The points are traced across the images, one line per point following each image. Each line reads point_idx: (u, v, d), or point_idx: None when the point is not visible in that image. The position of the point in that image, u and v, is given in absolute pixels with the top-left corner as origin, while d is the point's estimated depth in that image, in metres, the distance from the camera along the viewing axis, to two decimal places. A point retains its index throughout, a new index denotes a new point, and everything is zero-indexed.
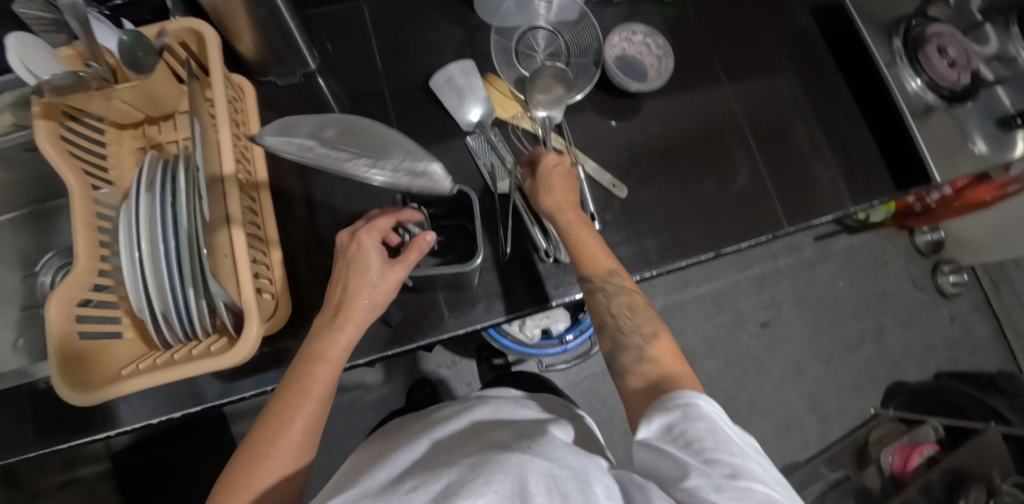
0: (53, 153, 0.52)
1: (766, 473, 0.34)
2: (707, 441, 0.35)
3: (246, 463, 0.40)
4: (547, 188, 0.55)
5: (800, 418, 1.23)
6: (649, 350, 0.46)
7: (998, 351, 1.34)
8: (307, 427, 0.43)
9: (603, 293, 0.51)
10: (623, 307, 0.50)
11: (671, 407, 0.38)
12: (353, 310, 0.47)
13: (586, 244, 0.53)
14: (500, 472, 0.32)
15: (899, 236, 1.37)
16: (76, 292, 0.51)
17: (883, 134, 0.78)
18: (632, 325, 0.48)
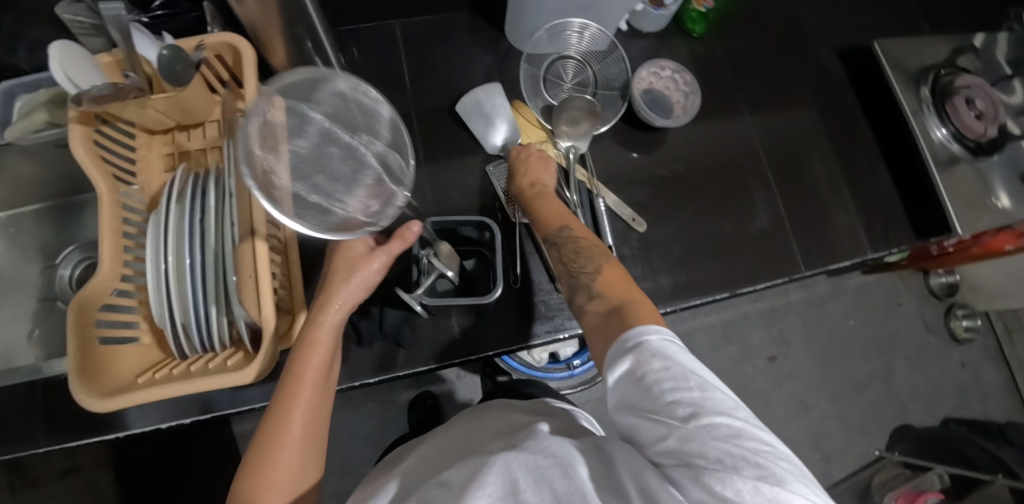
0: (86, 159, 0.53)
1: (729, 401, 0.34)
2: (665, 383, 0.34)
3: (254, 464, 0.41)
4: (519, 171, 0.59)
5: (803, 456, 1.22)
6: (598, 288, 0.46)
7: (1008, 400, 1.33)
8: (305, 436, 0.43)
9: (555, 244, 0.51)
10: (570, 253, 0.49)
11: (628, 352, 0.38)
12: (334, 311, 0.47)
13: (548, 209, 0.54)
14: (491, 473, 0.34)
15: (912, 277, 1.36)
16: (98, 298, 0.52)
17: (905, 181, 0.78)
18: (577, 267, 0.48)
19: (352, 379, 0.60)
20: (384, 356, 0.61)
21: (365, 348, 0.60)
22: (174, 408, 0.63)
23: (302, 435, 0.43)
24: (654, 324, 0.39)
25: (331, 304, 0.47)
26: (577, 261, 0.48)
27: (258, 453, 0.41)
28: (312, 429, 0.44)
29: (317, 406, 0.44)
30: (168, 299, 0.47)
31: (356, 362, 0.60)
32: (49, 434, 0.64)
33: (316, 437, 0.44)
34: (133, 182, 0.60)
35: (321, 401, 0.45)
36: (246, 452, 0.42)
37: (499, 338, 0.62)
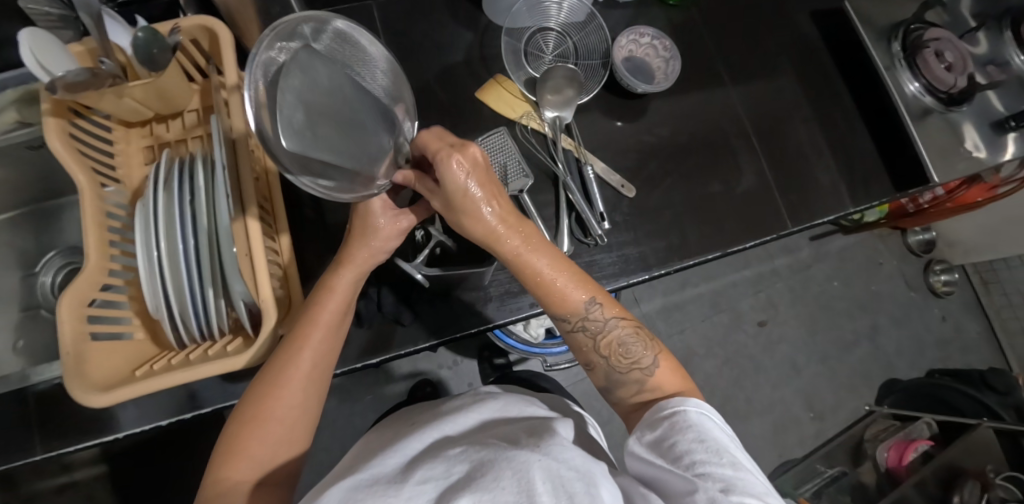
0: (63, 152, 0.52)
1: (761, 486, 0.35)
2: (697, 455, 0.37)
3: (257, 396, 0.42)
4: (466, 215, 0.45)
5: (796, 416, 1.25)
6: (649, 382, 0.45)
7: (986, 349, 1.38)
8: (310, 377, 0.43)
9: (586, 330, 0.47)
10: (616, 348, 0.47)
11: (663, 420, 0.40)
12: (353, 264, 0.46)
13: (557, 281, 0.47)
14: (507, 470, 0.34)
15: (892, 236, 1.39)
16: (86, 292, 0.51)
17: (883, 137, 0.80)
18: (628, 362, 0.46)
19: (356, 360, 0.59)
20: (384, 336, 0.60)
21: (365, 327, 0.60)
22: (176, 404, 0.63)
23: (308, 383, 0.43)
24: (693, 398, 0.41)
25: (352, 259, 0.46)
26: (634, 361, 0.46)
27: (261, 393, 0.42)
28: (318, 379, 0.44)
29: (326, 357, 0.45)
30: (161, 285, 0.46)
31: (356, 343, 0.60)
32: (44, 441, 0.63)
33: (321, 386, 0.45)
34: (113, 175, 0.59)
35: (332, 353, 0.45)
36: (252, 386, 0.43)
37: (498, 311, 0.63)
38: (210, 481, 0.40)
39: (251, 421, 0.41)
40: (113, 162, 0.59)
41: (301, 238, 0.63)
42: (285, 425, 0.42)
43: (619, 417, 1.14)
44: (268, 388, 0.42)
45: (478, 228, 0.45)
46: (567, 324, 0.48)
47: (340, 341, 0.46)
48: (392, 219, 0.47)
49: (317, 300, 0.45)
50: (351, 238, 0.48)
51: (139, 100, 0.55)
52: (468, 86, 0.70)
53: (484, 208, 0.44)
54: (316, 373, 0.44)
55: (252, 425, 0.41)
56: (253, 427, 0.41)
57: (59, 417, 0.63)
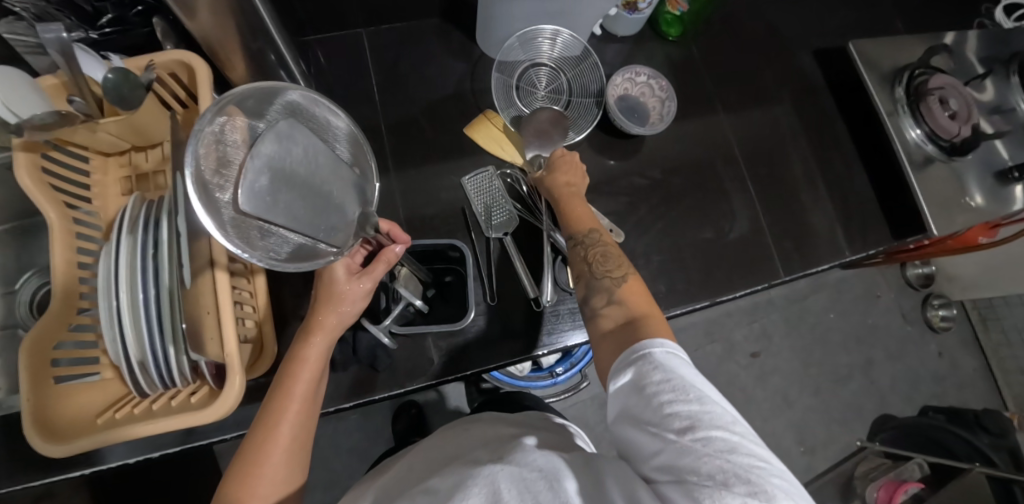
0: (33, 189, 0.51)
1: (729, 415, 0.36)
2: (665, 395, 0.37)
3: (237, 479, 0.40)
4: (553, 168, 0.60)
5: (787, 449, 1.23)
6: (618, 292, 0.48)
7: (982, 387, 1.36)
8: (292, 445, 0.42)
9: (581, 246, 0.54)
10: (597, 255, 0.52)
11: (632, 363, 0.40)
12: (323, 331, 0.44)
13: (573, 205, 0.57)
14: (474, 485, 0.36)
15: (890, 269, 1.37)
16: (50, 335, 0.50)
17: (883, 185, 0.78)
18: (604, 269, 0.51)
19: (328, 406, 0.58)
20: (358, 382, 0.59)
21: (340, 373, 0.58)
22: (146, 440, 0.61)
23: (289, 451, 0.41)
24: (660, 339, 0.41)
25: (322, 324, 0.44)
26: (611, 268, 0.51)
27: (242, 472, 0.40)
28: (300, 445, 0.42)
29: (305, 423, 0.43)
30: (123, 337, 0.45)
31: (331, 389, 0.58)
32: (10, 474, 0.61)
33: (303, 454, 0.43)
34: (88, 207, 0.57)
35: (309, 420, 0.43)
36: (229, 467, 0.41)
37: (478, 356, 0.61)
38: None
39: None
40: (88, 194, 0.58)
41: (279, 276, 0.62)
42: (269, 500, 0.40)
43: (606, 447, 1.13)
44: (246, 468, 0.40)
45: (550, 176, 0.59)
46: (579, 247, 0.54)
47: (316, 401, 0.45)
48: (358, 282, 0.45)
49: (287, 370, 0.43)
50: (319, 302, 0.45)
51: (114, 134, 0.53)
52: (458, 120, 0.69)
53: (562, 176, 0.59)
54: (297, 439, 0.42)
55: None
56: None
57: (27, 449, 0.62)
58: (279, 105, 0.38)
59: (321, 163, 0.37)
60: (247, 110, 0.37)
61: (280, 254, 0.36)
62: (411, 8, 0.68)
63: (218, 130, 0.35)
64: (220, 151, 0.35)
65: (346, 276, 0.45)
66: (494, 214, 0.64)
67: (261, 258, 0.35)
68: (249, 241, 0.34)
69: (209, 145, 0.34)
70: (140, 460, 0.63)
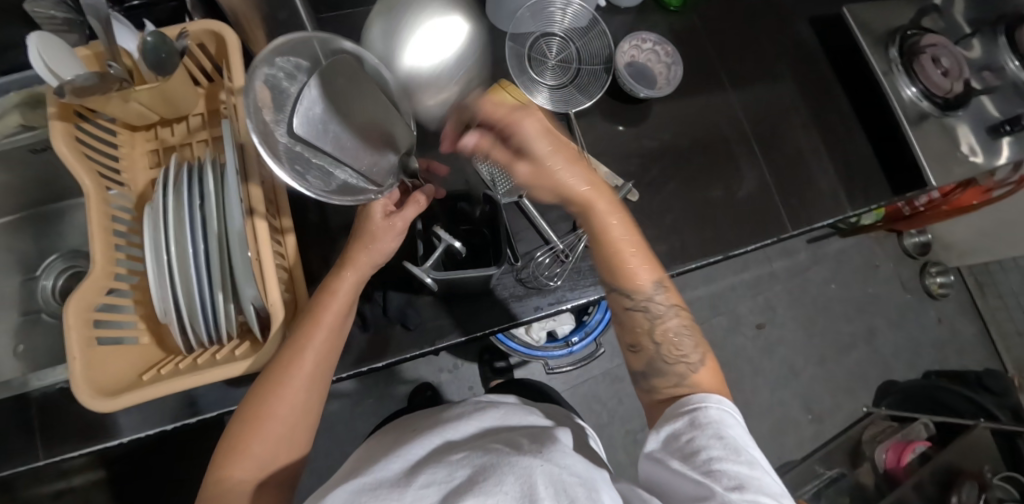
0: (69, 155, 0.52)
1: (775, 488, 0.36)
2: (714, 451, 0.38)
3: (262, 389, 0.42)
4: (548, 174, 0.47)
5: (795, 418, 1.26)
6: (692, 377, 0.45)
7: (981, 351, 1.39)
8: (315, 371, 0.44)
9: (646, 313, 0.48)
10: (672, 335, 0.47)
11: (679, 417, 0.42)
12: (355, 266, 0.46)
13: (624, 254, 0.48)
14: (511, 474, 0.35)
15: (888, 239, 1.41)
16: (92, 297, 0.51)
17: (880, 143, 0.81)
18: (677, 355, 0.46)
19: (359, 364, 0.59)
20: (385, 340, 0.60)
21: (369, 332, 0.60)
22: (180, 407, 0.62)
23: (313, 374, 0.44)
24: (714, 395, 0.42)
25: (356, 260, 0.47)
26: (684, 355, 0.46)
27: (268, 383, 0.42)
28: (321, 373, 0.45)
29: (329, 353, 0.45)
30: (168, 290, 0.46)
31: (360, 347, 0.60)
32: (46, 448, 0.62)
33: (322, 383, 0.45)
34: (118, 178, 0.59)
35: (333, 350, 0.46)
36: (257, 382, 0.44)
37: (503, 313, 0.63)
38: (214, 474, 0.40)
39: (251, 418, 0.42)
40: (118, 165, 0.59)
41: (305, 244, 0.64)
42: (291, 415, 0.42)
43: (619, 420, 1.15)
44: (271, 386, 0.42)
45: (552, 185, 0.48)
46: (625, 301, 0.49)
47: (343, 335, 0.47)
48: (390, 222, 0.46)
49: (319, 300, 0.46)
50: (353, 241, 0.48)
51: (145, 104, 0.55)
52: None
53: (563, 172, 0.47)
54: (320, 367, 0.44)
55: (253, 421, 0.41)
56: (260, 416, 0.41)
57: (61, 422, 0.63)
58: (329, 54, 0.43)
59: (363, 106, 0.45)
60: (302, 56, 0.42)
61: (329, 186, 0.42)
62: None
63: (274, 71, 0.40)
64: (276, 90, 0.41)
65: (382, 217, 0.46)
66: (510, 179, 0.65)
67: (317, 187, 0.41)
68: (297, 169, 0.40)
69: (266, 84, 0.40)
70: (174, 430, 0.64)
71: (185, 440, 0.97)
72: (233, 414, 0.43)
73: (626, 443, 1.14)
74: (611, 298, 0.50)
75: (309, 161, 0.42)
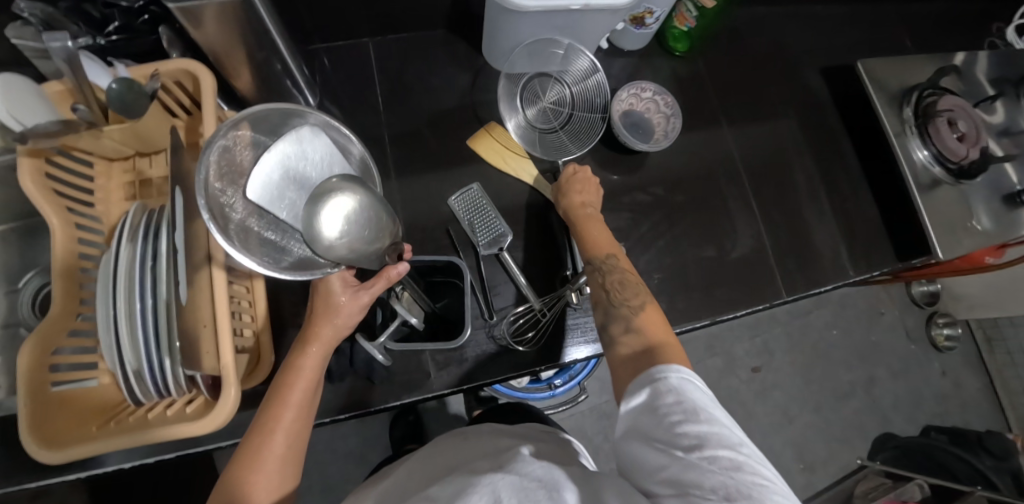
0: (36, 194, 0.51)
1: (736, 437, 0.37)
2: (674, 417, 0.38)
3: (230, 484, 0.39)
4: (572, 188, 0.61)
5: (786, 467, 1.22)
6: (636, 320, 0.49)
7: (986, 408, 1.34)
8: (288, 452, 0.42)
9: (597, 273, 0.54)
10: (615, 283, 0.53)
11: (638, 386, 0.42)
12: (320, 341, 0.44)
13: (594, 233, 0.58)
14: (476, 492, 0.36)
15: (894, 286, 1.36)
16: (50, 341, 0.50)
17: (887, 205, 0.77)
18: (620, 298, 0.51)
19: (322, 417, 0.57)
20: (352, 393, 0.58)
21: (334, 384, 0.58)
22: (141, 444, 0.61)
23: (285, 457, 0.42)
24: (673, 364, 0.42)
25: (319, 334, 0.44)
26: (627, 297, 0.51)
27: (237, 475, 0.40)
28: (293, 454, 0.42)
29: (301, 433, 0.43)
30: (120, 347, 0.45)
31: (325, 399, 0.58)
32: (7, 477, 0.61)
33: (296, 463, 0.43)
34: (91, 212, 0.57)
35: (304, 427, 0.43)
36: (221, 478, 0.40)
37: (474, 371, 0.60)
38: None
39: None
40: (92, 198, 0.58)
41: (276, 284, 0.62)
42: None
43: (604, 458, 1.12)
44: (243, 477, 0.40)
45: (567, 197, 0.61)
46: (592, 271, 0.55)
47: (313, 409, 0.45)
48: (356, 295, 0.45)
49: (285, 378, 0.43)
50: (315, 315, 0.45)
51: (118, 141, 0.54)
52: (462, 132, 0.68)
53: (572, 191, 0.61)
54: (292, 447, 0.42)
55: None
56: None
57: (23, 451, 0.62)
58: (296, 123, 0.43)
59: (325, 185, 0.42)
60: (268, 128, 0.43)
61: (279, 262, 0.39)
62: (417, 18, 0.68)
63: (230, 141, 0.41)
64: (227, 161, 0.40)
65: (344, 289, 0.45)
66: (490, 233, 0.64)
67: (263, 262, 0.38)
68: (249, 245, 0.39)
69: (221, 152, 0.40)
70: (135, 465, 0.63)
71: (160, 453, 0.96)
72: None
73: None
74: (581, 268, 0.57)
75: (264, 235, 0.40)
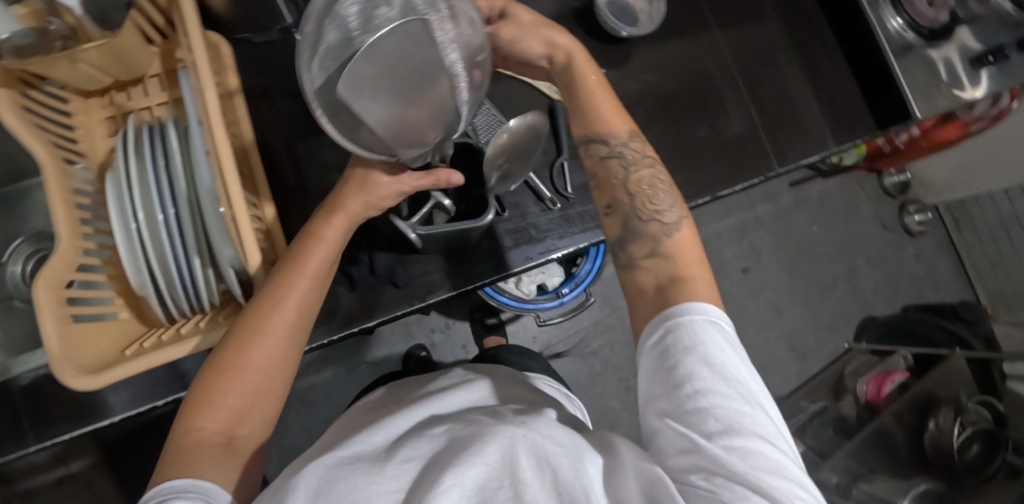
0: (18, 126, 0.47)
1: (770, 426, 0.35)
2: (700, 383, 0.35)
3: (239, 337, 0.42)
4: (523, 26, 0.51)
5: (781, 357, 1.30)
6: (664, 244, 0.44)
7: (956, 285, 1.43)
8: (296, 321, 0.44)
9: (618, 161, 0.48)
10: (646, 188, 0.48)
11: (658, 340, 0.38)
12: (346, 212, 0.46)
13: (594, 97, 0.50)
14: (491, 443, 0.32)
15: (868, 179, 1.41)
16: (63, 274, 0.48)
17: (864, 76, 0.79)
18: (652, 212, 0.46)
19: (350, 325, 0.59)
20: (376, 298, 0.60)
21: (358, 291, 0.60)
22: (164, 383, 0.60)
23: (291, 326, 0.44)
24: (701, 303, 0.39)
25: (346, 206, 0.46)
26: (659, 212, 0.46)
27: (244, 333, 0.42)
28: (301, 324, 0.45)
29: (313, 300, 0.46)
30: (144, 257, 0.45)
31: (346, 307, 0.59)
32: (38, 432, 0.60)
33: (305, 330, 0.46)
34: (76, 149, 0.55)
35: (316, 299, 0.46)
36: (229, 333, 0.43)
37: (493, 265, 0.62)
38: (181, 429, 0.40)
39: (230, 360, 0.42)
40: (74, 135, 0.55)
41: (284, 207, 0.61)
42: (269, 365, 0.43)
43: (612, 368, 1.17)
44: (247, 334, 0.42)
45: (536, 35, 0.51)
46: (602, 149, 0.49)
47: (321, 294, 0.47)
48: (398, 179, 0.46)
49: (304, 245, 0.46)
50: (347, 188, 0.47)
51: (95, 65, 0.51)
52: None
53: (543, 28, 0.51)
54: (301, 317, 0.45)
55: (225, 376, 0.41)
56: (235, 367, 0.41)
57: (44, 409, 0.60)
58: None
59: (426, 48, 0.38)
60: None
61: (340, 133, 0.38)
62: None
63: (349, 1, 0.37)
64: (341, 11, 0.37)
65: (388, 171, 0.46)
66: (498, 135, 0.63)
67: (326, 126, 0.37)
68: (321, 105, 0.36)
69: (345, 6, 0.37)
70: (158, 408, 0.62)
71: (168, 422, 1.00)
72: (206, 360, 0.43)
73: (619, 391, 1.17)
74: (589, 149, 0.50)
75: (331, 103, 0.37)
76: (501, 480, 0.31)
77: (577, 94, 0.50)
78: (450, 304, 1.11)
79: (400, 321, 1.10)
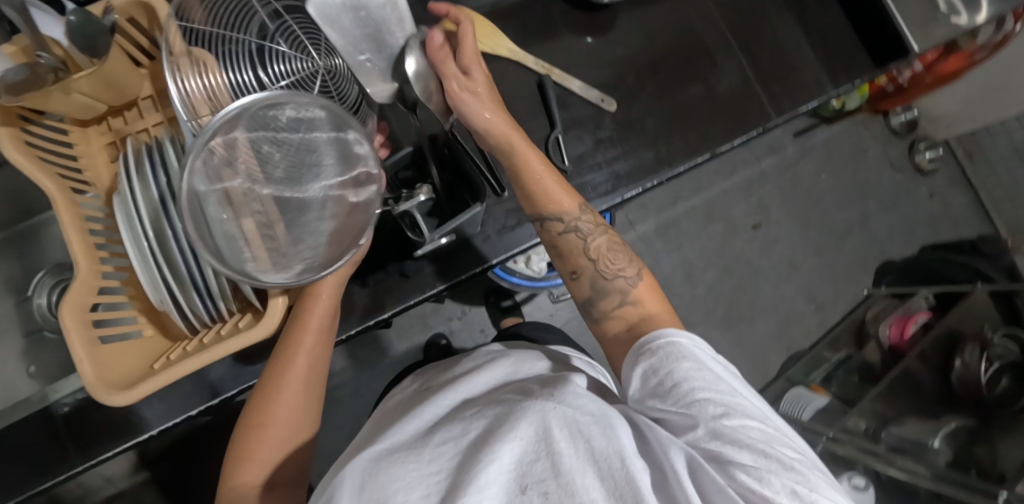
0: (24, 161, 0.49)
1: (758, 409, 0.36)
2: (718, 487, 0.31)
3: (262, 398, 0.45)
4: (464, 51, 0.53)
5: (799, 310, 1.30)
6: (631, 294, 0.47)
7: (974, 219, 1.40)
8: (308, 371, 0.47)
9: (576, 234, 0.50)
10: (604, 253, 0.49)
11: (651, 353, 0.39)
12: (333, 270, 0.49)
13: (541, 180, 0.51)
14: (523, 419, 0.32)
15: (873, 121, 1.38)
16: (85, 299, 0.49)
17: (859, 14, 0.77)
18: (614, 269, 0.48)
19: (367, 318, 0.60)
20: (387, 291, 0.61)
21: (369, 285, 0.61)
22: (194, 394, 0.62)
23: (306, 377, 0.47)
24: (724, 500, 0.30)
25: None
26: (620, 270, 0.48)
27: (265, 391, 0.45)
28: (315, 373, 0.48)
29: (320, 350, 0.48)
30: (162, 276, 0.47)
31: (361, 302, 0.61)
32: (81, 452, 0.62)
33: (319, 378, 0.48)
34: (82, 177, 0.56)
35: (324, 344, 0.48)
36: (251, 397, 0.46)
37: (500, 244, 0.63)
38: (227, 486, 0.43)
39: (257, 418, 0.45)
40: (78, 164, 0.56)
41: None
42: (294, 418, 0.46)
43: None
44: (269, 394, 0.45)
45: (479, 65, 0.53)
46: (557, 226, 0.50)
47: (329, 341, 0.49)
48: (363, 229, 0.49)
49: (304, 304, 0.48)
50: None
51: (88, 94, 0.52)
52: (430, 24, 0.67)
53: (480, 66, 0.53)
54: (313, 366, 0.47)
55: (257, 433, 0.44)
56: (263, 427, 0.44)
57: (83, 431, 0.62)
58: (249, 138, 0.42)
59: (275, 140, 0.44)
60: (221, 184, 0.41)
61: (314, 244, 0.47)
62: None
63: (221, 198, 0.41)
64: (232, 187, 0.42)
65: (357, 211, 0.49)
66: (324, 45, 0.51)
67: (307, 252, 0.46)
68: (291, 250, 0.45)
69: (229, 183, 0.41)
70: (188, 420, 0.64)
71: (204, 434, 1.04)
72: (236, 425, 0.46)
73: None
74: (544, 226, 0.51)
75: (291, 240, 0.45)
76: (537, 453, 0.31)
77: (526, 177, 0.51)
78: (464, 290, 1.13)
79: (418, 313, 1.12)
